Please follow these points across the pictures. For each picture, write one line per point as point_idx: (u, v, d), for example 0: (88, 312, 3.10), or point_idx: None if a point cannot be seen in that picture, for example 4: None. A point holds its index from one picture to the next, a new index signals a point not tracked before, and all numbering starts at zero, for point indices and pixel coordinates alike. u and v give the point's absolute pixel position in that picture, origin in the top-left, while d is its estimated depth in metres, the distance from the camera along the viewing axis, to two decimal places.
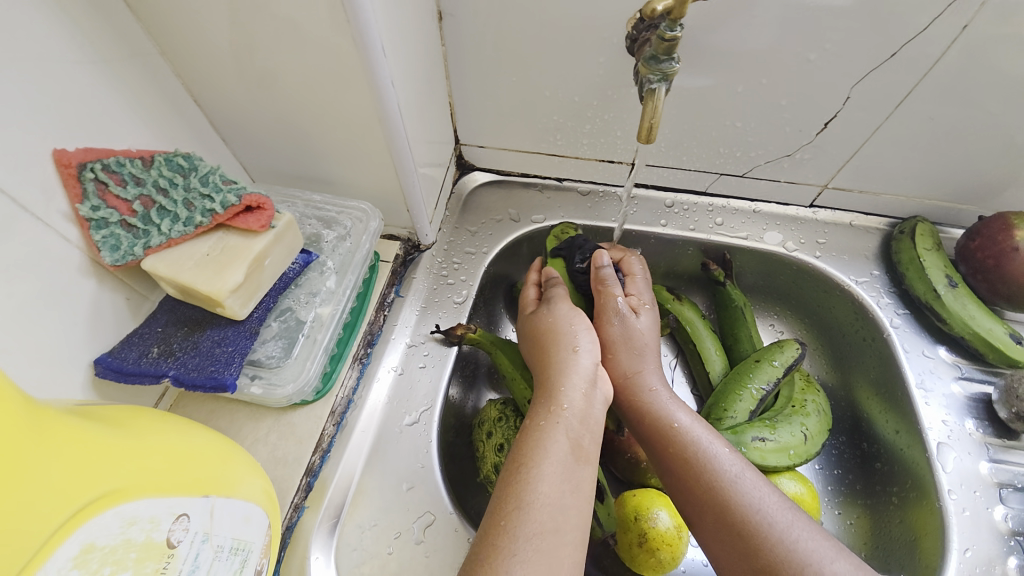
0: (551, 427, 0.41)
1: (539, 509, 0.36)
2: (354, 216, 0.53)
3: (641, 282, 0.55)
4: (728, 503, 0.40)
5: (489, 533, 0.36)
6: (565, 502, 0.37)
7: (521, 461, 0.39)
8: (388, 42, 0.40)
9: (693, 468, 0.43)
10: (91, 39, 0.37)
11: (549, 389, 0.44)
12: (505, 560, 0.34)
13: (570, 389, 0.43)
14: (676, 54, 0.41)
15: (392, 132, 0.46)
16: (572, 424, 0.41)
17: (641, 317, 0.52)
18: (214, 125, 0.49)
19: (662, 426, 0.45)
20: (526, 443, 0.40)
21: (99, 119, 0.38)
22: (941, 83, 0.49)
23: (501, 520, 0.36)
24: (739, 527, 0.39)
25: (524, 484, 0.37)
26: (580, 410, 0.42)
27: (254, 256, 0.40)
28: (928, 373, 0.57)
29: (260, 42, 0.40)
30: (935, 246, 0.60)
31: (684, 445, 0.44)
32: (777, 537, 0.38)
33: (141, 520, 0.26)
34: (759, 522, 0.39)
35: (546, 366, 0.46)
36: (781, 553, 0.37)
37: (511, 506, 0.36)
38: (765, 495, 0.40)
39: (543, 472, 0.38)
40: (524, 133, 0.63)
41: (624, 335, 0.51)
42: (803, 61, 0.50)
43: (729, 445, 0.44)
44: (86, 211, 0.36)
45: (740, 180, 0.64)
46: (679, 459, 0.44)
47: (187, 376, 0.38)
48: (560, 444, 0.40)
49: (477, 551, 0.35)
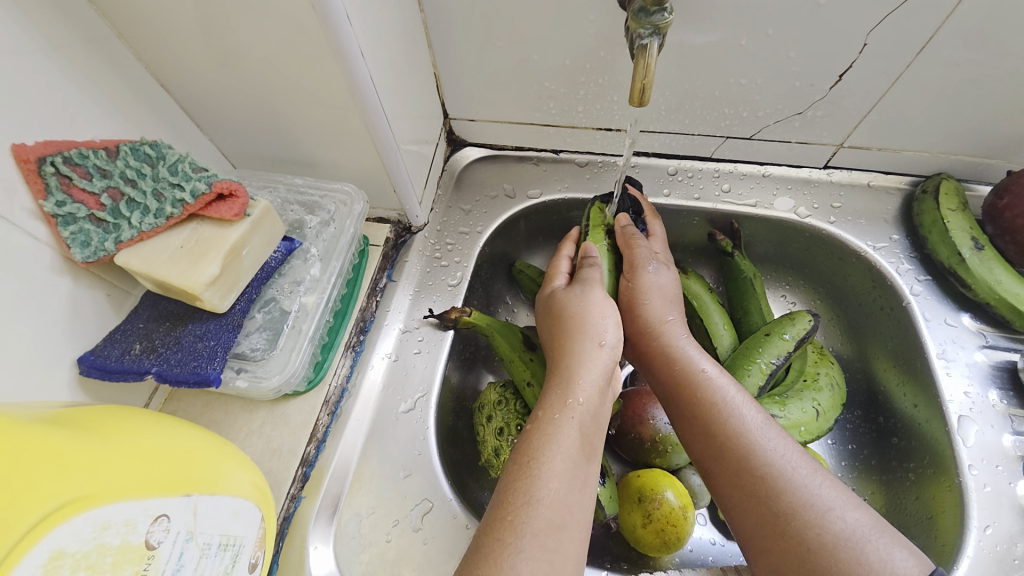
0: (564, 422, 0.39)
1: (547, 506, 0.35)
2: (338, 199, 0.51)
3: (661, 242, 0.54)
4: (748, 449, 0.39)
5: (494, 519, 0.35)
6: (573, 498, 0.36)
7: (531, 456, 0.37)
8: (353, 10, 0.37)
9: (713, 417, 0.41)
10: (38, 24, 0.34)
11: (566, 379, 0.42)
12: (511, 556, 0.32)
13: (586, 382, 0.41)
14: (668, 4, 0.38)
15: (368, 107, 0.43)
16: (586, 419, 0.40)
17: (671, 273, 0.51)
18: (186, 111, 0.47)
19: (684, 375, 0.44)
20: (535, 437, 0.39)
21: (56, 111, 0.37)
22: (969, 23, 0.44)
23: (506, 515, 0.34)
24: (759, 473, 0.38)
25: (533, 479, 0.36)
26: (593, 406, 0.41)
27: (231, 245, 0.38)
28: (950, 342, 0.54)
29: (219, 17, 0.37)
30: (960, 206, 0.56)
31: (704, 395, 0.42)
32: (799, 482, 0.37)
33: (114, 524, 0.25)
34: (781, 468, 0.37)
35: (563, 355, 0.44)
36: (800, 498, 0.36)
37: (519, 500, 0.35)
38: (787, 446, 0.39)
39: (553, 468, 0.36)
40: (515, 103, 0.59)
41: (657, 285, 0.49)
42: (813, 7, 0.45)
43: (752, 399, 0.43)
44: (51, 207, 0.35)
45: (748, 143, 0.60)
46: (698, 407, 0.42)
47: (170, 371, 0.38)
48: (572, 439, 0.38)
49: (484, 536, 0.34)
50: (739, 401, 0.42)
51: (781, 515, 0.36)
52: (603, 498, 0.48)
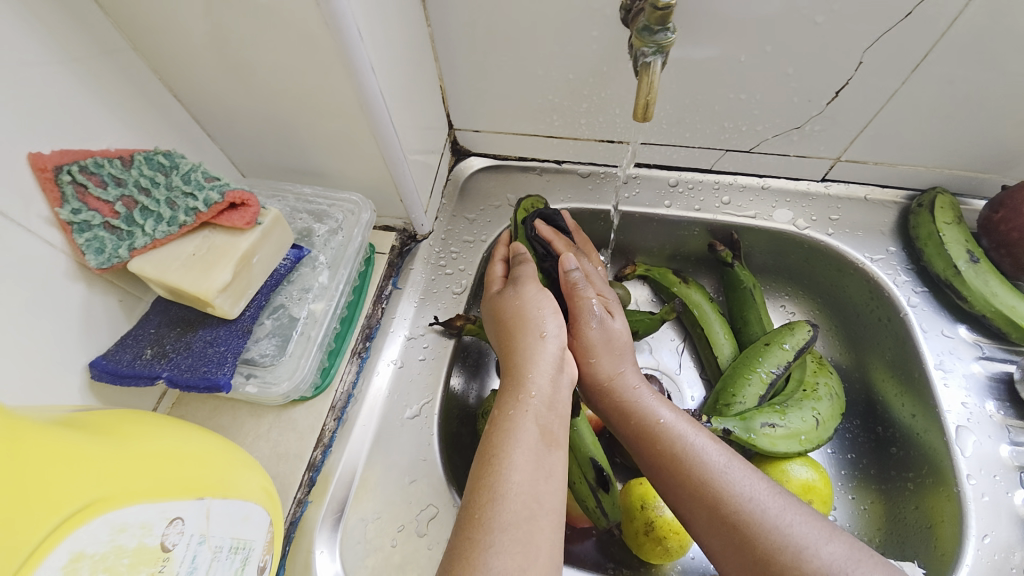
0: (520, 416, 0.40)
1: (513, 499, 0.35)
2: (345, 208, 0.52)
3: (602, 282, 0.54)
4: (718, 495, 0.38)
5: (465, 523, 0.35)
6: (540, 489, 0.36)
7: (493, 453, 0.38)
8: (365, 25, 0.39)
9: (678, 465, 0.41)
10: (60, 37, 0.36)
11: (516, 376, 0.42)
12: (482, 555, 0.32)
13: (537, 375, 0.42)
14: (671, 23, 0.39)
15: (377, 119, 0.44)
16: (541, 411, 0.40)
17: (618, 320, 0.50)
18: (198, 120, 0.48)
19: (646, 427, 0.44)
20: (495, 433, 0.39)
21: (76, 120, 0.38)
22: (962, 42, 0.46)
23: (475, 513, 0.35)
24: (732, 520, 0.37)
25: (496, 474, 0.36)
26: (547, 396, 0.41)
27: (242, 254, 0.39)
28: (947, 353, 0.55)
29: (233, 31, 0.38)
30: (955, 220, 0.57)
31: (666, 443, 0.42)
32: (771, 523, 0.36)
33: (131, 527, 0.26)
34: (753, 511, 0.37)
35: (513, 353, 0.44)
36: (775, 539, 0.36)
37: (486, 497, 0.35)
38: (754, 480, 0.39)
39: (515, 462, 0.37)
40: (519, 115, 0.61)
41: (604, 338, 0.48)
42: (811, 25, 0.46)
43: (716, 439, 0.42)
44: (66, 215, 0.36)
45: (748, 155, 0.61)
46: (663, 458, 0.42)
47: (180, 377, 0.38)
48: (530, 432, 0.39)
49: (453, 551, 0.34)
50: (702, 446, 0.41)
51: (759, 562, 0.36)
52: (604, 505, 0.48)
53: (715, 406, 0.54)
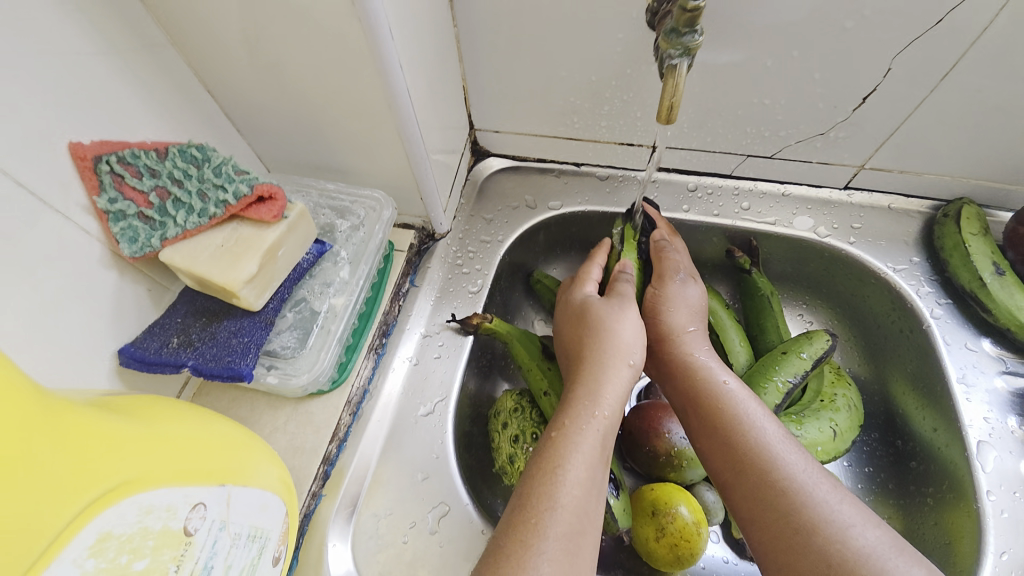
0: (586, 431, 0.40)
1: (569, 511, 0.35)
2: (367, 205, 0.52)
3: (688, 256, 0.56)
4: (769, 464, 0.39)
5: (517, 521, 0.35)
6: (591, 506, 0.37)
7: (553, 461, 0.38)
8: (396, 24, 0.39)
9: (733, 429, 0.42)
10: (102, 30, 0.37)
11: (590, 391, 0.42)
12: (533, 558, 0.33)
13: (611, 396, 0.42)
14: (700, 25, 0.38)
15: (402, 117, 0.45)
16: (607, 431, 0.41)
17: (698, 289, 0.53)
18: (228, 115, 0.49)
19: (702, 387, 0.45)
20: (559, 442, 0.39)
21: (113, 111, 0.39)
22: (997, 49, 0.45)
23: (529, 517, 0.35)
24: (780, 488, 0.38)
25: (556, 484, 0.36)
26: (615, 420, 0.42)
27: (268, 247, 0.40)
28: (970, 367, 0.54)
29: (267, 28, 0.39)
30: (981, 231, 0.56)
31: (724, 407, 0.43)
32: (820, 498, 0.36)
33: (157, 509, 0.26)
34: (803, 484, 0.37)
35: (589, 363, 0.45)
36: (821, 513, 0.36)
37: (542, 504, 0.35)
38: (807, 462, 0.39)
39: (574, 474, 0.37)
40: (541, 117, 0.61)
41: (682, 296, 0.52)
42: (839, 31, 0.46)
43: (772, 416, 0.43)
44: (103, 204, 0.37)
45: (769, 161, 0.61)
46: (717, 420, 0.43)
47: (205, 366, 0.39)
48: (593, 446, 0.39)
49: (501, 539, 0.34)
50: (759, 415, 0.42)
51: (801, 531, 0.36)
52: (616, 510, 0.47)
53: None
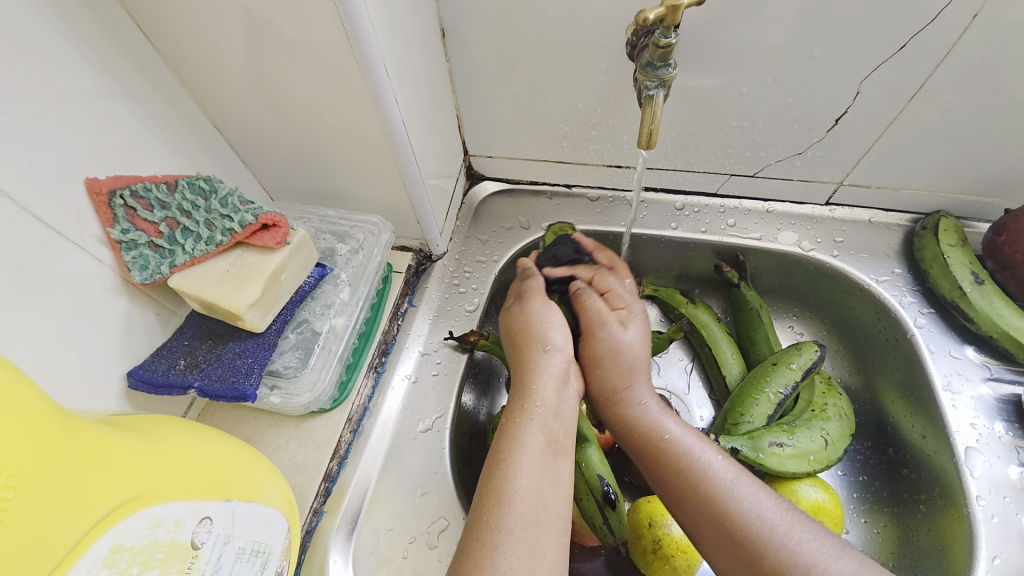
0: (525, 424, 0.41)
1: (519, 502, 0.37)
2: (366, 229, 0.55)
3: (628, 293, 0.52)
4: (726, 512, 0.39)
5: (473, 522, 0.37)
6: (546, 494, 0.38)
7: (499, 458, 0.39)
8: (391, 63, 0.42)
9: (684, 481, 0.42)
10: (118, 75, 0.40)
11: (523, 388, 0.44)
12: (491, 555, 0.34)
13: (543, 387, 0.44)
14: (673, 59, 0.42)
15: (398, 146, 0.47)
16: (547, 419, 0.42)
17: (632, 326, 0.49)
18: (234, 148, 0.52)
19: (652, 439, 0.45)
20: (503, 440, 0.41)
21: (127, 148, 0.41)
22: (958, 71, 0.48)
23: (483, 514, 0.37)
24: (739, 536, 0.38)
25: (504, 478, 0.38)
26: (552, 406, 0.43)
27: (271, 271, 0.42)
28: (955, 374, 0.56)
29: (271, 69, 0.42)
30: (960, 242, 0.58)
31: (671, 459, 0.43)
32: (780, 541, 0.37)
33: (166, 523, 0.28)
34: (761, 528, 0.38)
35: (521, 367, 0.46)
36: (783, 558, 0.36)
37: (493, 502, 0.37)
38: (763, 499, 0.39)
39: (520, 466, 0.39)
40: (531, 142, 0.64)
41: (613, 349, 0.48)
42: (808, 58, 0.49)
43: (726, 456, 0.43)
44: (117, 234, 0.39)
45: (752, 180, 0.64)
46: (670, 472, 0.43)
47: (211, 387, 0.41)
48: (536, 439, 0.40)
49: (462, 553, 0.35)
50: (711, 462, 0.42)
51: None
52: (612, 522, 0.48)
53: (724, 425, 0.55)
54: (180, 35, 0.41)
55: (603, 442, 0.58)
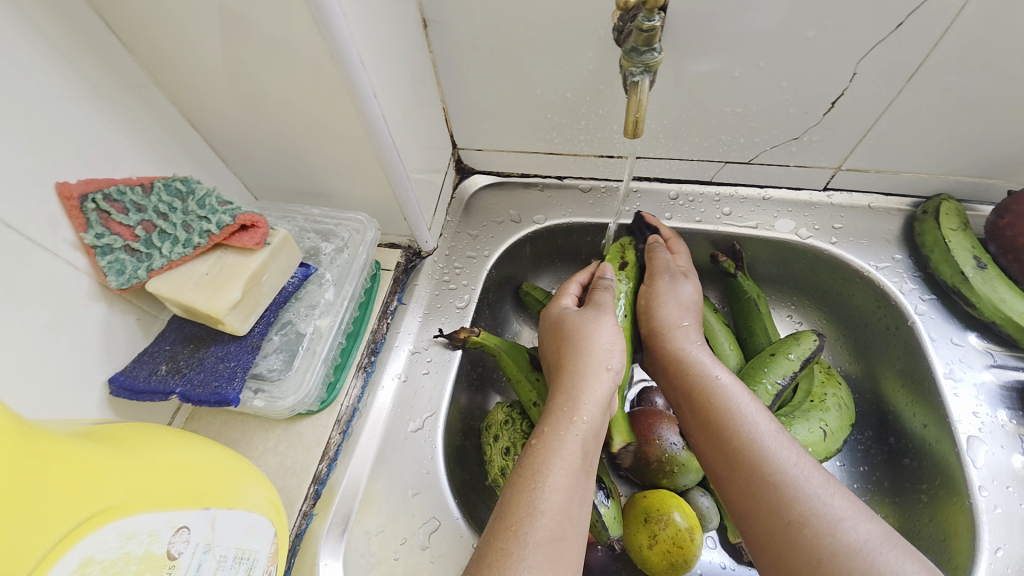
0: (567, 438, 0.41)
1: (550, 517, 0.36)
2: (351, 227, 0.54)
3: (687, 258, 0.58)
4: (761, 458, 0.40)
5: (495, 529, 0.36)
6: (573, 512, 0.38)
7: (534, 470, 0.39)
8: (367, 56, 0.41)
9: (726, 424, 0.43)
10: (86, 76, 0.39)
11: (572, 400, 0.43)
12: (515, 563, 0.34)
13: (590, 403, 0.43)
14: (658, 43, 0.40)
15: (380, 141, 0.46)
16: (588, 437, 0.41)
17: (691, 284, 0.54)
18: (214, 147, 0.51)
19: (698, 386, 0.46)
20: (540, 451, 0.40)
21: (99, 151, 0.40)
22: (958, 48, 0.46)
23: (510, 527, 0.36)
24: (772, 481, 0.39)
25: (537, 490, 0.37)
26: (596, 428, 0.42)
27: (251, 273, 0.41)
28: (957, 361, 0.54)
29: (245, 65, 0.41)
30: (961, 226, 0.56)
31: (720, 402, 0.44)
32: (811, 491, 0.38)
33: (140, 534, 0.27)
34: (794, 478, 0.39)
35: (570, 371, 0.45)
36: (812, 507, 0.37)
37: (522, 512, 0.36)
38: (800, 456, 0.40)
39: (556, 482, 0.38)
40: (520, 134, 0.62)
41: (673, 290, 0.53)
42: (801, 39, 0.47)
43: (766, 410, 0.44)
44: (90, 239, 0.38)
45: (747, 167, 0.62)
46: (712, 416, 0.44)
47: (193, 392, 0.40)
48: (574, 454, 0.40)
49: (484, 547, 0.35)
50: (752, 410, 0.43)
51: (792, 524, 0.37)
52: (606, 519, 0.47)
53: None
54: (150, 32, 0.39)
55: None
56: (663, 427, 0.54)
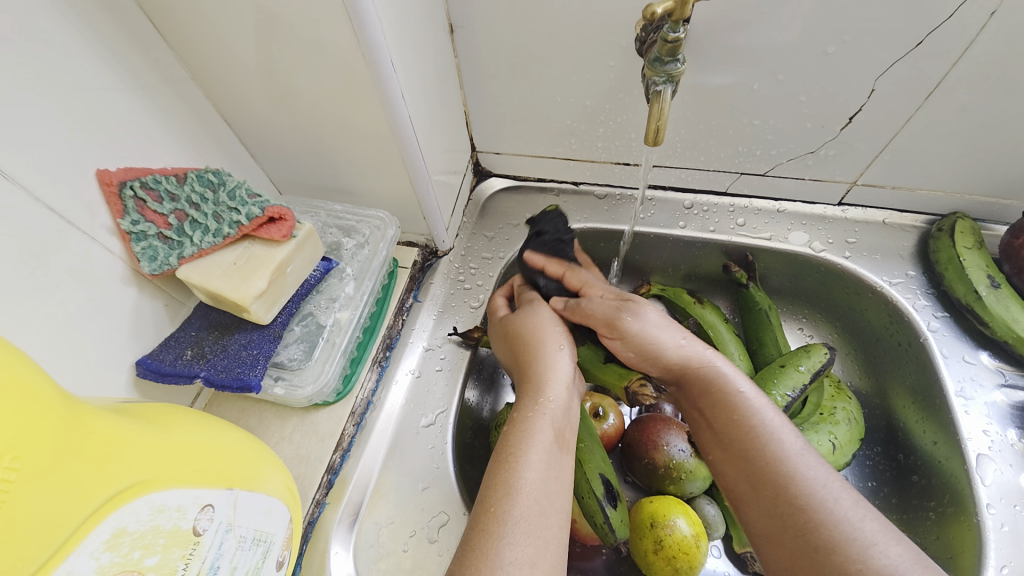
0: (537, 419, 0.43)
1: (526, 495, 0.38)
2: (372, 224, 0.55)
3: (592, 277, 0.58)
4: (788, 477, 0.40)
5: (479, 516, 0.38)
6: (550, 489, 0.39)
7: (509, 451, 0.41)
8: (397, 57, 0.42)
9: (753, 442, 0.42)
10: (130, 70, 0.40)
11: (537, 384, 0.46)
12: (495, 544, 0.35)
13: (554, 384, 0.46)
14: (682, 55, 0.41)
15: (405, 141, 0.47)
16: (556, 416, 0.44)
17: (645, 304, 0.53)
18: (244, 142, 0.52)
19: (722, 402, 0.46)
20: (513, 434, 0.42)
21: (138, 142, 0.42)
22: (980, 67, 0.46)
23: (491, 507, 0.38)
24: (799, 502, 0.38)
25: (513, 470, 0.39)
26: (563, 404, 0.45)
27: (277, 263, 0.42)
28: (969, 380, 0.54)
29: (279, 64, 0.43)
30: (976, 244, 0.57)
31: (745, 417, 0.44)
32: (839, 515, 0.37)
33: (168, 509, 0.28)
34: (823, 499, 0.38)
35: (531, 362, 0.49)
36: (842, 531, 0.36)
37: (501, 492, 0.38)
38: (829, 475, 0.40)
39: (530, 461, 0.40)
40: (539, 139, 0.63)
41: (645, 323, 0.51)
42: (822, 54, 0.48)
43: (791, 425, 0.44)
44: (126, 225, 0.40)
45: (763, 179, 0.63)
46: (737, 433, 0.44)
47: (216, 377, 0.41)
48: (545, 433, 0.42)
49: (468, 538, 0.37)
50: (778, 425, 0.43)
51: (820, 549, 0.36)
52: (614, 521, 0.48)
53: None
54: (191, 30, 0.41)
55: (607, 441, 0.58)
56: (670, 434, 0.54)
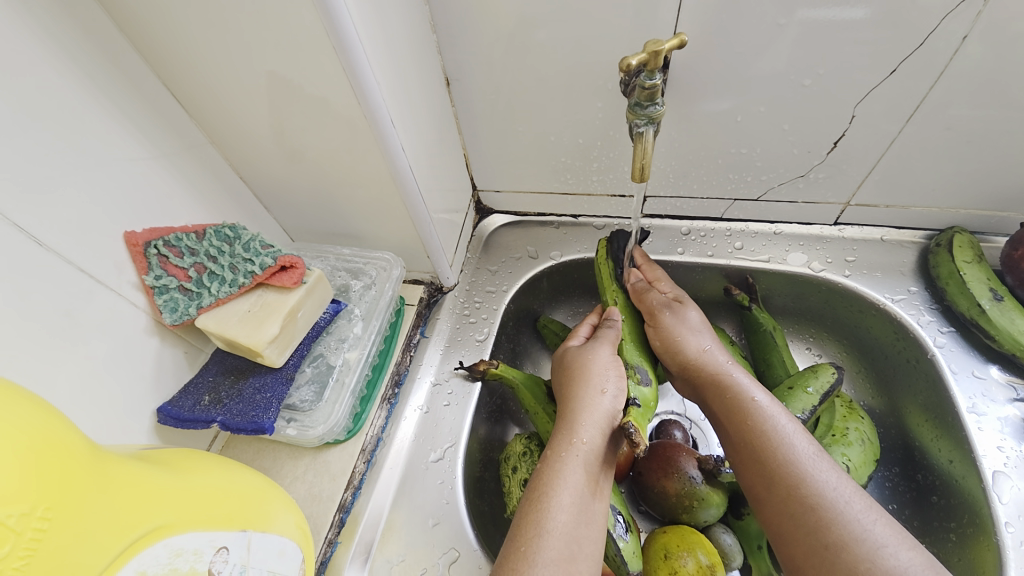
0: (570, 461, 0.44)
1: (556, 538, 0.39)
2: (379, 266, 0.58)
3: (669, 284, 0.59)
4: (798, 478, 0.41)
5: (510, 553, 0.39)
6: (581, 532, 0.41)
7: (541, 491, 0.42)
8: (397, 114, 0.46)
9: (764, 444, 0.43)
10: (155, 140, 0.45)
11: (569, 423, 0.46)
12: None
13: (588, 424, 0.46)
14: (659, 98, 0.44)
15: (406, 188, 0.50)
16: (590, 458, 0.44)
17: (693, 308, 0.55)
18: (257, 196, 0.56)
19: (736, 406, 0.46)
20: (545, 474, 0.43)
21: (162, 204, 0.46)
22: (958, 87, 0.48)
23: (520, 547, 0.39)
24: (810, 502, 0.40)
25: (543, 512, 0.41)
26: (598, 447, 0.45)
27: (289, 309, 0.45)
28: (980, 395, 0.54)
29: (288, 125, 0.46)
30: (975, 258, 0.57)
31: (756, 422, 0.44)
32: (851, 516, 0.38)
33: (186, 552, 0.29)
34: (834, 501, 0.39)
35: (572, 399, 0.48)
36: (852, 530, 0.37)
37: (530, 533, 0.40)
38: (840, 479, 0.41)
39: (561, 502, 0.41)
40: (536, 176, 0.66)
41: (679, 322, 0.54)
42: (798, 86, 0.50)
43: (803, 430, 0.45)
44: (150, 280, 0.43)
45: (756, 204, 0.64)
46: (751, 437, 0.44)
47: (232, 421, 0.43)
48: (578, 476, 0.43)
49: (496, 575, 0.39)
50: (790, 431, 0.44)
51: (830, 547, 0.38)
52: (627, 554, 0.47)
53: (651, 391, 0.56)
54: (209, 100, 0.45)
55: (617, 470, 0.57)
56: (682, 460, 0.54)
